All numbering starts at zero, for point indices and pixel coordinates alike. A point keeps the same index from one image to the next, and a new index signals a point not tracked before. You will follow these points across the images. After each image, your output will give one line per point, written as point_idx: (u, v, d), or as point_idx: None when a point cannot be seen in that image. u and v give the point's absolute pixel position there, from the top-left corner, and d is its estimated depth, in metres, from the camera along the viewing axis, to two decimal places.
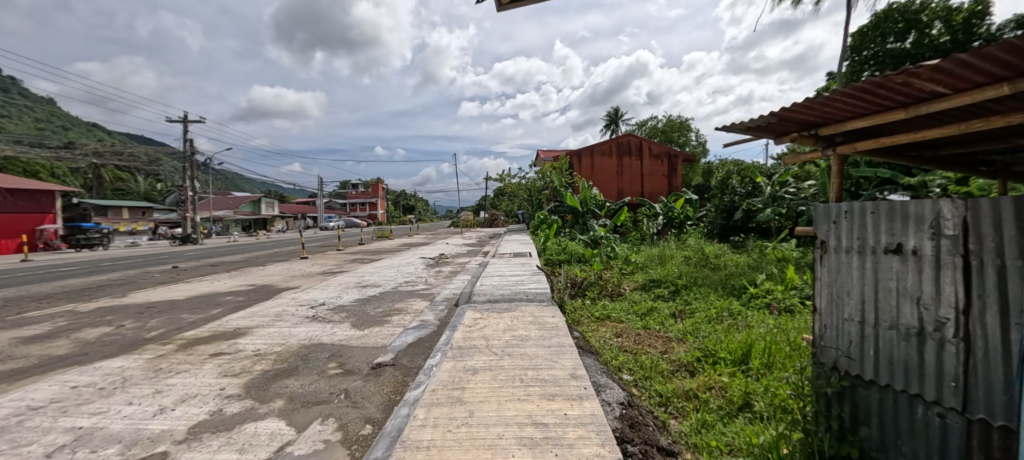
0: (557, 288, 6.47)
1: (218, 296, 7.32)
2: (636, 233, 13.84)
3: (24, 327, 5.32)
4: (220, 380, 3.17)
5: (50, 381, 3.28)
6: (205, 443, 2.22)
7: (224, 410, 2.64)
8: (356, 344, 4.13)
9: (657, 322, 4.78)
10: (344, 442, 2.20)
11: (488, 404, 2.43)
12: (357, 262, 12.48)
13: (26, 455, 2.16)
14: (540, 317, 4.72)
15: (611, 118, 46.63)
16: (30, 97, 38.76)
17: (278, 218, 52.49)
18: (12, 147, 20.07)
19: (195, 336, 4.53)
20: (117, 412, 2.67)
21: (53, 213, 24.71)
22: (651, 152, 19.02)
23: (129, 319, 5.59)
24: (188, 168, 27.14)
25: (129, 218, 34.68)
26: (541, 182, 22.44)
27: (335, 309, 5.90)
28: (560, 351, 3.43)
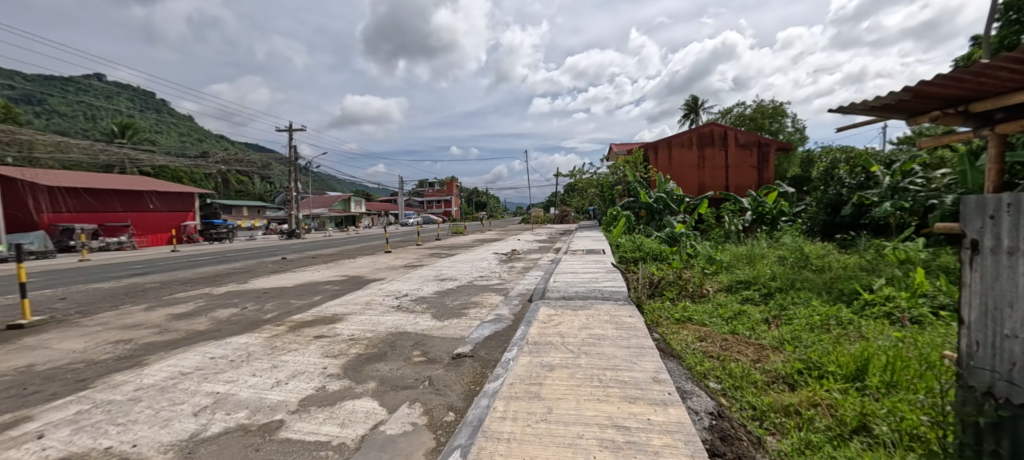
0: (633, 287, 6.21)
1: (318, 284, 8.22)
2: (719, 230, 12.77)
3: (176, 305, 6.50)
4: (323, 360, 3.55)
5: (195, 351, 3.96)
6: (312, 415, 2.49)
7: (326, 387, 2.95)
8: (437, 334, 4.36)
9: (747, 328, 4.36)
10: (429, 427, 2.32)
11: (566, 401, 2.40)
12: (436, 257, 13.22)
13: (181, 412, 2.60)
14: (617, 317, 4.56)
15: (691, 107, 43.82)
16: (177, 116, 47.24)
17: (365, 215, 57.72)
18: (164, 157, 24.50)
19: (301, 320, 5.14)
20: (245, 381, 3.11)
21: (194, 212, 29.81)
22: (738, 141, 17.41)
23: (250, 302, 6.53)
24: (292, 172, 30.95)
25: (248, 216, 40.61)
26: (614, 177, 21.82)
27: (417, 300, 6.29)
28: (638, 353, 3.29)
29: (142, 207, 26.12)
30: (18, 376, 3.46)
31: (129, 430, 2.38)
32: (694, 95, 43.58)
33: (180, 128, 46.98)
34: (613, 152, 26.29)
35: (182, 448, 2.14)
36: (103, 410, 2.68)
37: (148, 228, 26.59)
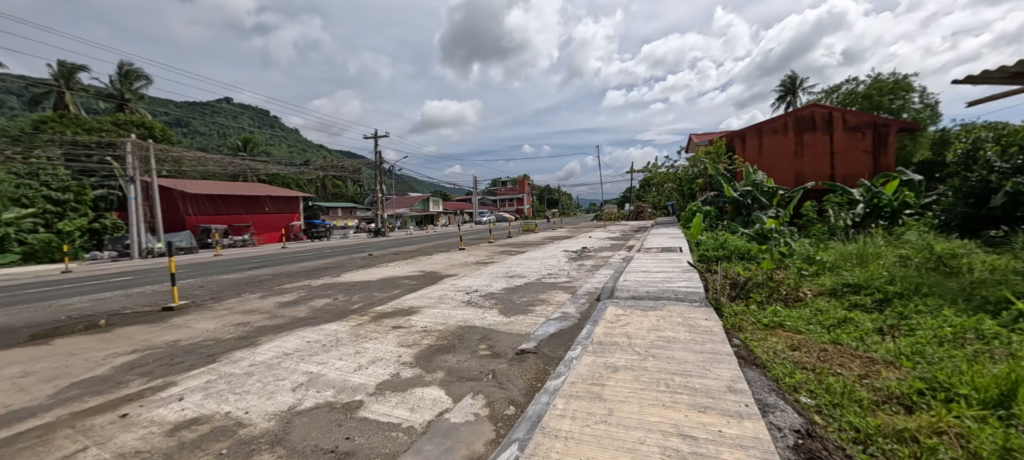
0: (713, 288, 5.75)
1: (398, 279, 8.94)
2: (820, 226, 11.21)
3: (283, 294, 7.55)
4: (399, 349, 3.86)
5: (296, 335, 4.57)
6: (386, 399, 2.72)
7: (400, 373, 3.20)
8: (503, 330, 4.48)
9: (853, 338, 3.79)
10: (491, 419, 2.40)
11: (628, 405, 2.32)
12: (506, 254, 13.56)
13: (283, 387, 3.03)
14: (691, 319, 4.27)
15: (788, 87, 39.05)
16: (286, 131, 54.50)
17: (443, 214, 61.08)
18: (276, 166, 28.39)
19: (381, 311, 5.65)
20: (333, 364, 3.51)
21: (299, 213, 34.17)
22: (846, 123, 15.15)
23: (341, 293, 7.32)
24: (378, 175, 33.91)
25: (342, 216, 45.44)
26: (694, 170, 20.36)
27: (486, 296, 6.53)
28: (712, 359, 3.05)
29: (259, 209, 30.72)
30: (168, 349, 4.30)
31: (244, 399, 2.83)
32: (792, 73, 38.75)
33: (288, 141, 54.19)
34: (693, 143, 24.52)
35: (281, 418, 2.49)
36: (226, 380, 3.22)
37: (264, 228, 31.12)
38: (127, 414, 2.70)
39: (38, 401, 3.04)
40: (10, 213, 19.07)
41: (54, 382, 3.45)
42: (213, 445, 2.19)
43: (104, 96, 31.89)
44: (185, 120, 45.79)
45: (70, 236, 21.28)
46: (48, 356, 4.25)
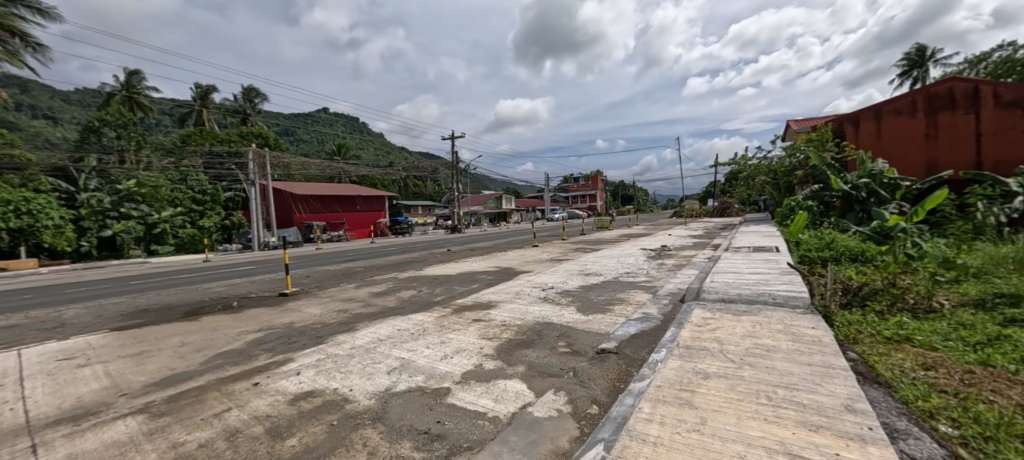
0: (819, 294, 5.10)
1: (476, 273, 9.32)
2: (962, 225, 9.33)
3: (375, 285, 8.29)
4: (480, 341, 4.01)
5: (387, 323, 4.98)
6: (472, 388, 2.85)
7: (483, 364, 3.33)
8: (582, 328, 4.44)
9: (1014, 360, 3.10)
10: (574, 416, 2.39)
11: (723, 415, 2.16)
12: (581, 251, 13.41)
13: (380, 369, 3.32)
14: (793, 327, 3.83)
15: (915, 60, 33.21)
16: (372, 136, 59.64)
17: (515, 211, 62.21)
18: (365, 168, 31.20)
19: (462, 304, 5.93)
20: (422, 352, 3.76)
21: (385, 211, 37.14)
22: (998, 99, 12.41)
23: (424, 286, 7.83)
24: (454, 174, 35.60)
25: (422, 214, 48.54)
26: (792, 160, 18.29)
27: (563, 293, 6.52)
28: (823, 373, 2.70)
29: (352, 208, 34.20)
30: (285, 329, 4.96)
31: (348, 377, 3.16)
32: (921, 43, 32.84)
33: (374, 145, 59.33)
34: (791, 130, 22.00)
35: (380, 398, 2.74)
36: (332, 360, 3.63)
37: (355, 224, 34.37)
38: (258, 383, 3.17)
39: (195, 367, 3.70)
40: (168, 212, 23.30)
41: (204, 352, 4.18)
42: (326, 416, 2.48)
43: (231, 112, 37.72)
44: (291, 130, 52.26)
45: (211, 232, 25.33)
46: (199, 330, 5.16)
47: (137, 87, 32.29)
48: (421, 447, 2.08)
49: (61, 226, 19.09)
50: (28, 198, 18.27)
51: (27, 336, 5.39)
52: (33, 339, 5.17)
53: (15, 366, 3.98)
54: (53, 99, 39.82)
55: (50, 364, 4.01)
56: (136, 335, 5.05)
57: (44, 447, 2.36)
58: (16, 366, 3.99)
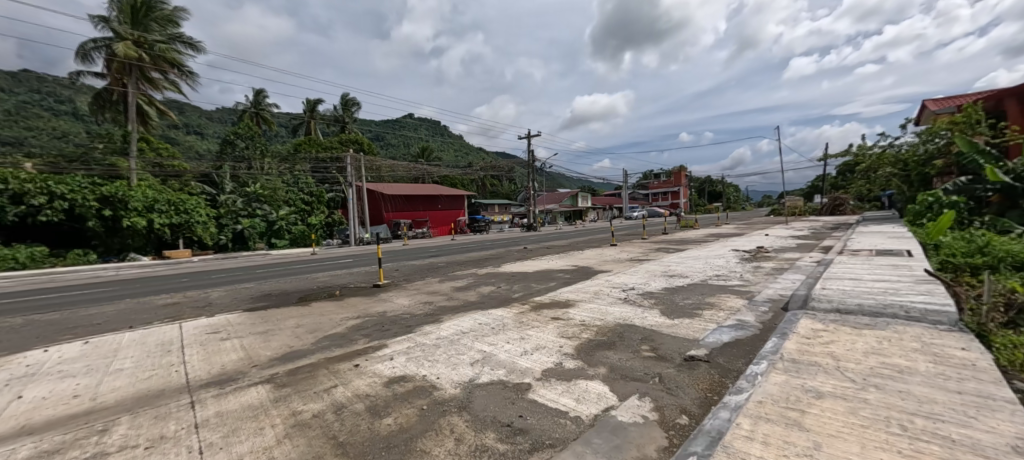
0: (972, 308, 4.20)
1: (553, 272, 9.35)
2: None
3: (457, 279, 8.78)
4: (560, 340, 4.01)
5: (470, 316, 5.23)
6: (552, 386, 2.86)
7: (563, 363, 3.32)
8: (667, 332, 4.20)
9: None
10: (661, 424, 2.27)
11: (843, 442, 1.88)
12: (663, 252, 12.71)
13: (463, 360, 3.50)
14: (936, 347, 3.19)
15: None
16: (452, 139, 63.08)
17: (591, 210, 61.27)
18: (446, 168, 33.06)
19: (541, 301, 5.99)
20: (502, 346, 3.88)
21: (465, 209, 39.00)
22: None
23: (503, 282, 8.06)
24: (530, 173, 36.13)
25: (498, 212, 50.11)
26: (931, 148, 15.38)
27: (645, 295, 6.24)
28: (982, 405, 2.20)
29: (435, 206, 36.52)
30: (380, 317, 5.47)
31: (435, 366, 3.38)
32: None
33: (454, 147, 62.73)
34: (928, 112, 18.38)
35: (465, 387, 2.88)
36: (421, 348, 3.91)
37: (438, 222, 36.75)
38: (359, 364, 3.53)
39: (307, 346, 4.25)
40: (284, 210, 27.03)
41: (314, 333, 4.79)
42: (417, 400, 2.68)
43: (332, 121, 42.59)
44: (381, 135, 57.28)
45: (318, 228, 28.78)
46: (310, 314, 5.93)
47: (262, 104, 37.68)
48: (505, 439, 2.15)
49: (207, 222, 23.14)
50: (184, 199, 22.61)
51: (187, 312, 6.67)
52: (191, 314, 6.38)
53: (179, 336, 4.94)
54: (204, 118, 48.64)
55: (203, 336, 4.92)
56: (262, 315, 5.96)
57: (200, 404, 2.89)
58: (180, 336, 4.96)
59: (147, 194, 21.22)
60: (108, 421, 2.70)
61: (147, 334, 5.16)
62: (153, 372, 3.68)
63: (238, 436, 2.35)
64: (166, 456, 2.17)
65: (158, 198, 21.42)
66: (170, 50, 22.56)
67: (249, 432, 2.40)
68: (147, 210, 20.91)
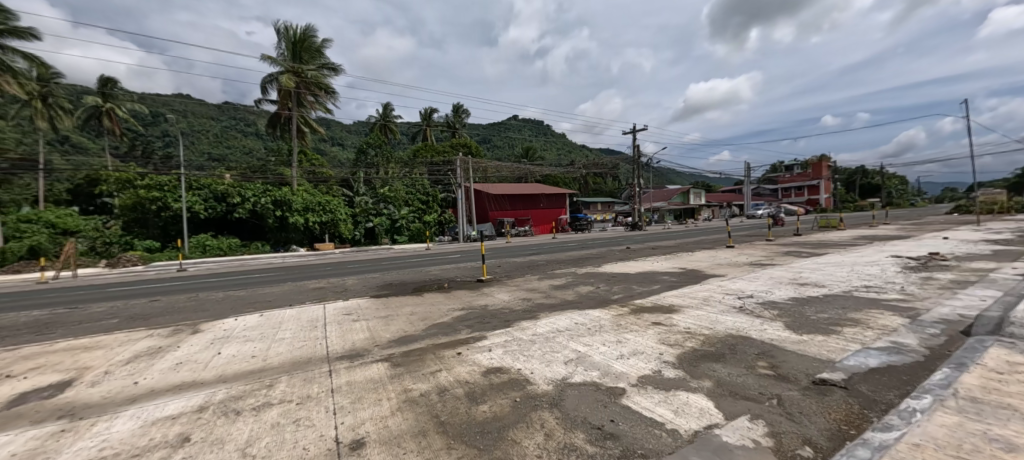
0: None
1: (657, 274, 8.81)
2: None
3: (555, 278, 8.88)
4: (660, 346, 3.76)
5: (565, 315, 5.25)
6: (649, 394, 2.70)
7: (662, 371, 3.11)
8: (792, 349, 3.62)
9: None
10: (777, 454, 1.97)
11: None
12: (794, 255, 10.95)
13: (557, 358, 3.54)
14: None
15: None
16: (554, 138, 63.71)
17: (704, 208, 55.89)
18: (547, 168, 33.57)
19: (641, 305, 5.70)
20: (597, 348, 3.81)
21: (566, 208, 39.20)
22: None
23: (602, 283, 7.88)
24: (636, 169, 34.56)
25: (600, 211, 49.09)
26: None
27: (766, 304, 5.46)
28: None
29: (536, 205, 37.45)
30: (481, 310, 5.85)
31: (529, 361, 3.48)
32: None
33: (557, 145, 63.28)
34: None
35: (557, 385, 2.90)
36: (517, 343, 4.07)
37: (540, 221, 37.56)
38: (460, 352, 3.83)
39: (418, 332, 4.76)
40: (404, 210, 30.52)
41: (425, 320, 5.34)
42: (511, 392, 2.80)
43: (445, 127, 46.70)
44: (488, 138, 60.88)
45: (431, 225, 31.75)
46: (423, 303, 6.63)
47: (389, 116, 42.95)
48: (595, 442, 2.11)
49: (346, 220, 27.39)
50: (330, 201, 27.12)
51: (331, 295, 8.06)
52: (332, 298, 7.67)
53: (323, 315, 6.00)
54: (346, 132, 57.79)
55: (340, 316, 5.88)
56: (385, 302, 6.87)
57: (335, 372, 3.46)
58: (324, 315, 6.01)
59: (304, 198, 25.99)
60: (276, 377, 3.44)
61: (302, 312, 6.37)
62: (305, 343, 4.54)
63: (363, 403, 2.76)
64: (311, 412, 2.66)
65: (312, 200, 26.15)
66: (319, 76, 27.25)
67: (371, 401, 2.79)
68: (304, 210, 25.70)
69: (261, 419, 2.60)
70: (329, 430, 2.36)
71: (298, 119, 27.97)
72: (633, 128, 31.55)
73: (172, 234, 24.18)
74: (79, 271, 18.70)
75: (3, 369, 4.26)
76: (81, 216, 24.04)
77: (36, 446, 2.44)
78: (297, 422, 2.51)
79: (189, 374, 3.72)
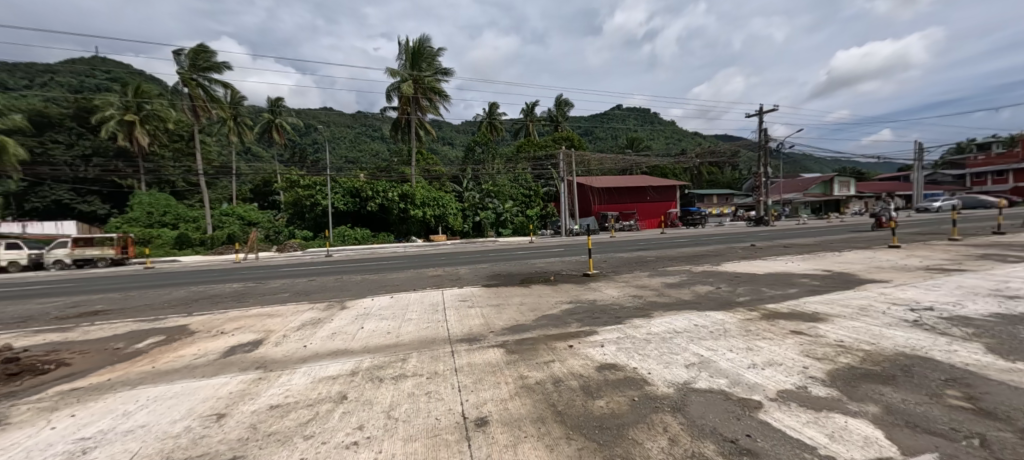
0: None
1: (793, 276, 7.68)
2: None
3: (669, 275, 8.38)
4: (803, 359, 3.28)
5: (683, 315, 4.93)
6: (792, 411, 2.37)
7: (809, 388, 2.69)
8: (1002, 379, 2.81)
9: None
10: None
11: None
12: (997, 260, 8.48)
13: (677, 360, 3.34)
14: None
15: None
16: (661, 126, 59.73)
17: (852, 200, 46.89)
18: (654, 158, 31.73)
19: (775, 310, 5.04)
20: (724, 354, 3.49)
21: (676, 202, 36.60)
22: None
23: (723, 283, 7.18)
24: (762, 156, 30.62)
25: (715, 205, 44.81)
26: None
27: (954, 320, 4.34)
28: None
29: (642, 199, 35.86)
30: (590, 304, 5.83)
31: (645, 361, 3.35)
32: None
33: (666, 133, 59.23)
34: None
35: (679, 389, 2.74)
36: (630, 341, 3.94)
37: (646, 215, 35.86)
38: (572, 345, 3.86)
39: (530, 321, 4.95)
40: (508, 204, 31.88)
41: (535, 311, 5.53)
42: (628, 390, 2.73)
43: (547, 122, 47.34)
44: (590, 130, 59.93)
45: (535, 219, 32.73)
46: (532, 294, 6.87)
47: (493, 115, 45.11)
48: (728, 455, 1.92)
49: (456, 214, 29.70)
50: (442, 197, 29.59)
51: (447, 282, 8.85)
52: (448, 285, 8.43)
53: (442, 300, 6.62)
54: (455, 132, 62.33)
55: (457, 302, 6.43)
56: (496, 291, 7.31)
57: (458, 353, 3.79)
58: (443, 300, 6.63)
59: (421, 193, 28.86)
60: (409, 352, 3.90)
61: (425, 296, 7.13)
62: (430, 324, 5.06)
63: (484, 384, 2.96)
64: (440, 386, 2.95)
65: (430, 196, 28.97)
66: (434, 81, 29.99)
67: (491, 383, 2.98)
68: (422, 205, 28.65)
69: (398, 387, 2.96)
70: (456, 406, 2.59)
71: (416, 122, 30.98)
72: (760, 109, 27.96)
73: (321, 225, 28.84)
74: (261, 254, 23.80)
75: (220, 326, 5.64)
76: (260, 209, 29.64)
77: (245, 388, 3.17)
78: (429, 394, 2.81)
79: (343, 342, 4.45)
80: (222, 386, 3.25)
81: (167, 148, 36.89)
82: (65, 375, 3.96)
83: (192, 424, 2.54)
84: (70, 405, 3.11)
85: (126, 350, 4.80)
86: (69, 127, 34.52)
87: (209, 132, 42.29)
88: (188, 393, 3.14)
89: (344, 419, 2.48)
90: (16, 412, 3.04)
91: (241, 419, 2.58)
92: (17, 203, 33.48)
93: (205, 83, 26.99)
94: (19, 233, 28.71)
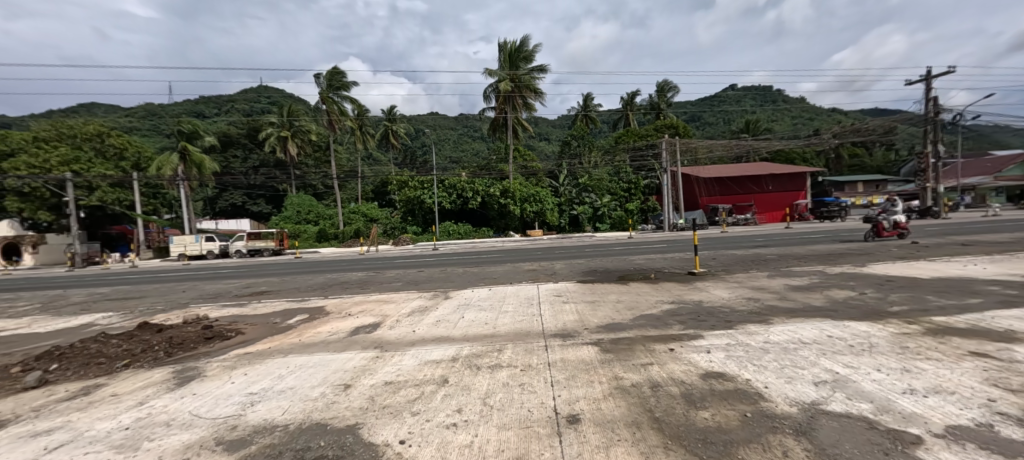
0: None
1: (975, 282, 6.01)
2: None
3: (794, 277, 7.27)
4: (990, 389, 2.56)
5: (812, 324, 4.24)
6: (968, 453, 1.86)
7: (996, 427, 2.09)
8: None
9: None
10: None
11: None
12: None
13: (803, 376, 2.88)
14: None
15: None
16: (786, 103, 51.72)
17: None
18: (777, 142, 27.76)
19: (945, 325, 4.01)
20: (868, 373, 2.91)
21: (805, 191, 31.54)
22: None
23: (868, 288, 5.97)
24: (931, 131, 24.53)
25: (860, 194, 37.35)
26: None
27: None
28: None
29: (761, 188, 31.69)
30: (695, 306, 5.37)
31: (761, 373, 2.97)
32: None
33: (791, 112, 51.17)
34: None
35: (805, 409, 2.37)
36: (743, 349, 3.53)
37: (766, 207, 31.66)
38: (673, 349, 3.61)
39: (627, 320, 4.77)
40: (606, 198, 31.11)
41: (632, 310, 5.30)
42: (739, 405, 2.45)
43: (647, 110, 44.66)
44: (697, 115, 54.77)
45: (634, 213, 31.25)
46: (629, 292, 6.61)
47: (589, 107, 44.12)
48: None
49: (553, 209, 30.09)
50: (539, 193, 30.15)
51: (543, 276, 9.00)
52: (544, 279, 8.58)
53: (536, 294, 6.78)
54: (550, 127, 62.61)
55: (552, 296, 6.51)
56: (591, 287, 7.20)
57: (551, 348, 3.83)
58: (538, 294, 6.77)
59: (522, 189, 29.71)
60: (504, 343, 4.06)
61: (521, 289, 7.37)
62: (525, 317, 5.21)
63: (577, 381, 2.94)
64: (533, 379, 3.02)
65: (528, 192, 29.73)
66: (530, 78, 30.61)
67: (584, 380, 2.95)
68: (522, 201, 29.55)
69: (495, 376, 3.12)
70: (548, 400, 2.62)
71: (512, 120, 31.88)
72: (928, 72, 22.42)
73: (429, 220, 31.65)
74: (381, 247, 27.26)
75: (348, 309, 6.61)
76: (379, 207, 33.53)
77: (366, 364, 3.66)
78: (522, 386, 2.90)
79: (446, 329, 4.85)
80: (348, 361, 3.80)
81: (309, 157, 44.22)
82: (242, 342, 5.05)
83: (326, 391, 3.02)
84: (244, 365, 3.96)
85: (282, 324, 5.91)
86: (244, 143, 43.60)
87: (340, 142, 49.54)
88: (323, 364, 3.74)
89: (446, 401, 2.69)
90: (211, 368, 3.97)
91: (363, 390, 3.00)
92: (213, 205, 43.58)
93: (338, 100, 31.56)
94: (214, 227, 37.29)
